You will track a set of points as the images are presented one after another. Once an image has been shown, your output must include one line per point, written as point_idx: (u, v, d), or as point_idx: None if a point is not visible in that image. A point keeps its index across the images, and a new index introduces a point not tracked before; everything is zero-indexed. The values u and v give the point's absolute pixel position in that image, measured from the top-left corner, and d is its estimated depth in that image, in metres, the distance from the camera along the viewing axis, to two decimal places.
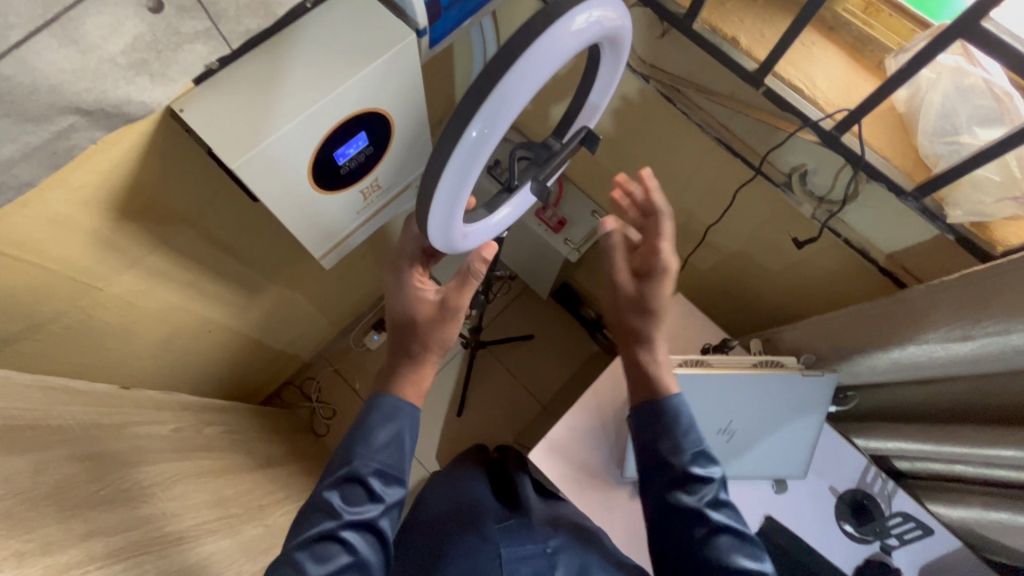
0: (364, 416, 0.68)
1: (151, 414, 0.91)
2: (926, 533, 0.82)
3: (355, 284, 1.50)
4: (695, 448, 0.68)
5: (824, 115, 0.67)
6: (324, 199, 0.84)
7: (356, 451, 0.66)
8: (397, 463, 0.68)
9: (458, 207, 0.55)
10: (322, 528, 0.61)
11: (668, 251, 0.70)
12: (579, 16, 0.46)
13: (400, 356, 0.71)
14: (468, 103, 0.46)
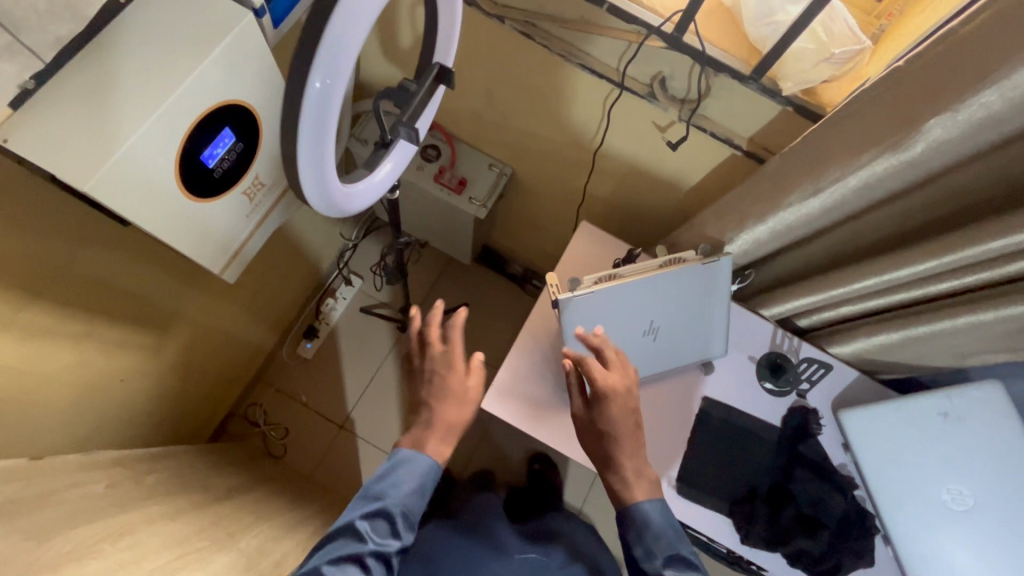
0: (399, 474, 0.82)
1: (77, 478, 0.85)
2: (828, 368, 0.95)
3: (271, 295, 1.45)
4: (669, 555, 0.79)
5: (663, 19, 0.74)
6: (206, 208, 0.80)
7: (387, 492, 0.81)
8: (415, 511, 0.83)
9: (329, 165, 0.55)
10: (353, 548, 0.75)
11: (608, 385, 0.79)
12: None
13: (433, 418, 0.84)
14: (309, 57, 0.46)
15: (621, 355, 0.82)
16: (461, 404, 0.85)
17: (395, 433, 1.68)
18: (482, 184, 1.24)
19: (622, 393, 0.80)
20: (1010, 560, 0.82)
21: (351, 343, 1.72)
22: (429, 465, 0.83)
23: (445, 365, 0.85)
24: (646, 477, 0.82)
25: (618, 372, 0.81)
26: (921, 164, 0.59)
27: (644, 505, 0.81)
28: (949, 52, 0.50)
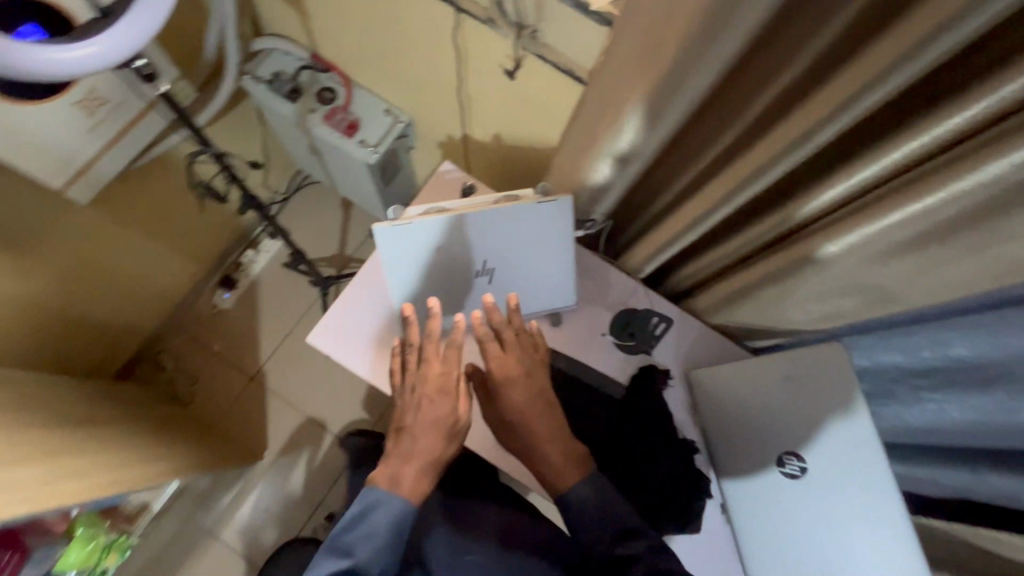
0: (367, 522, 0.78)
1: None
2: (668, 323, 0.91)
3: (175, 235, 1.44)
4: (613, 525, 0.78)
5: None
6: (20, 113, 0.79)
7: (357, 546, 0.77)
8: (392, 558, 0.80)
9: None
10: None
11: (496, 359, 0.82)
12: None
13: (412, 447, 0.81)
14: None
15: (521, 335, 0.84)
16: (449, 435, 0.82)
17: (309, 389, 1.65)
18: (374, 127, 1.21)
19: (519, 375, 0.83)
20: (833, 531, 0.79)
21: (271, 295, 1.71)
22: (402, 511, 0.78)
23: (432, 386, 0.81)
24: (561, 462, 0.80)
25: (514, 354, 0.83)
26: (690, 75, 0.55)
27: (575, 491, 0.79)
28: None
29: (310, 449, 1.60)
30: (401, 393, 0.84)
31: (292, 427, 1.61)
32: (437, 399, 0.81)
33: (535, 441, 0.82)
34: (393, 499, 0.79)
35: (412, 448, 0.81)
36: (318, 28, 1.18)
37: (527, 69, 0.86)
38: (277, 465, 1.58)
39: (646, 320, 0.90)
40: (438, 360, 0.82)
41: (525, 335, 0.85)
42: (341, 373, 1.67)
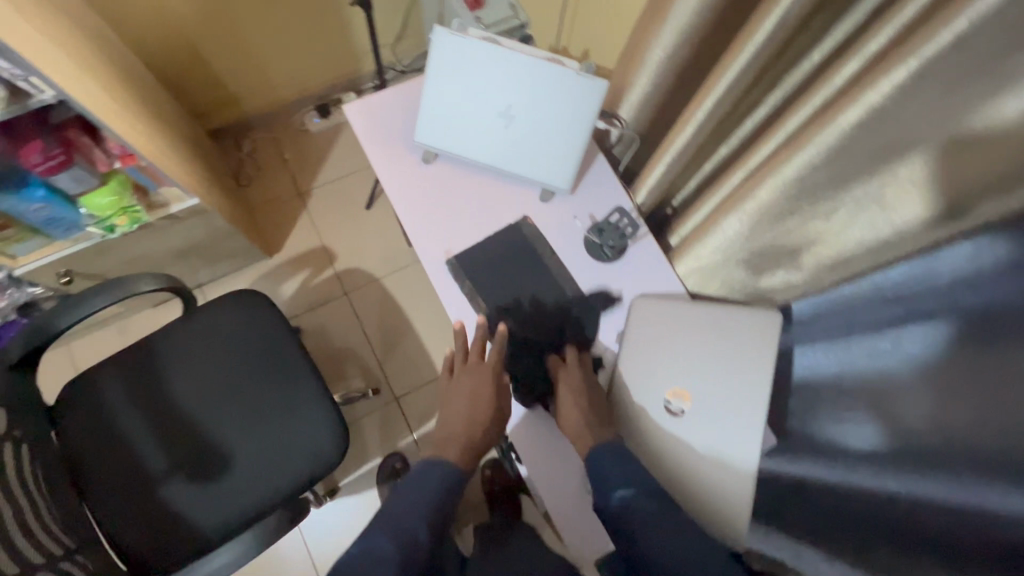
0: (433, 471, 0.77)
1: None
2: (632, 228, 0.93)
3: (303, 42, 1.64)
4: (611, 472, 0.75)
5: None
6: None
7: (419, 497, 0.74)
8: (446, 525, 0.75)
9: None
10: (387, 551, 0.67)
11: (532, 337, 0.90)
12: None
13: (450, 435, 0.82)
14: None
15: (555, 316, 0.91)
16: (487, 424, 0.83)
17: (337, 228, 1.80)
18: (493, 11, 1.33)
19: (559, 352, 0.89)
20: (684, 463, 0.82)
21: (350, 138, 1.88)
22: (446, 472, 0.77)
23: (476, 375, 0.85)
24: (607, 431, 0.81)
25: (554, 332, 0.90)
26: None
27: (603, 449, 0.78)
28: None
29: (310, 271, 1.75)
30: (452, 392, 0.85)
31: (306, 246, 1.77)
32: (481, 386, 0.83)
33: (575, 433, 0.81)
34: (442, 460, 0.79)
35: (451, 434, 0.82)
36: None
37: None
38: (277, 269, 1.74)
39: (609, 218, 0.94)
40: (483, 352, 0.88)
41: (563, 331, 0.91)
42: (368, 226, 1.81)
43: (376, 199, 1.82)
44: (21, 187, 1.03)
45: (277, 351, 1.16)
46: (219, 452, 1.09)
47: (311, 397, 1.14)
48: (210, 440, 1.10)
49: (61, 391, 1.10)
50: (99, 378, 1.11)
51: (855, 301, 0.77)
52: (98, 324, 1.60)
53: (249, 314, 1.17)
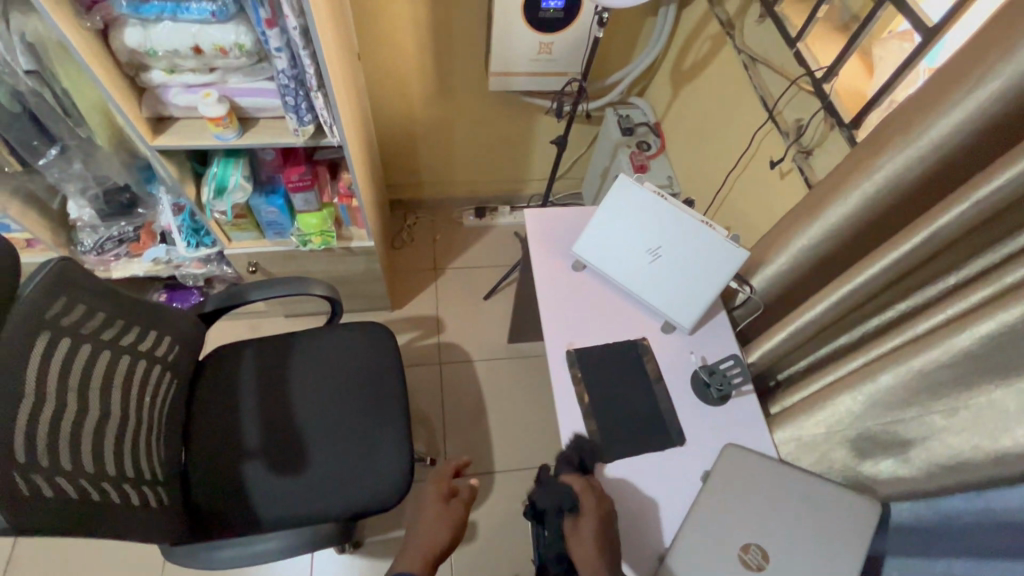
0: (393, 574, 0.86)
1: (361, 82, 1.47)
2: (745, 379, 1.01)
3: (489, 158, 2.02)
4: None
5: (818, 68, 1.01)
6: (521, 28, 1.40)
7: None
8: None
9: None
10: None
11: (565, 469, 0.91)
12: None
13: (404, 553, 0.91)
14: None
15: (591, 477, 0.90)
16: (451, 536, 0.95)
17: (454, 305, 2.02)
18: (653, 179, 1.60)
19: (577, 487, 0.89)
20: None
21: (492, 238, 2.18)
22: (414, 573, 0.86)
23: (436, 503, 0.99)
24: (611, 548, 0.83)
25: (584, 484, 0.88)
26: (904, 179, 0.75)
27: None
28: (942, 74, 0.69)
29: (418, 332, 1.94)
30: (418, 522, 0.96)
31: (423, 311, 1.99)
32: (434, 512, 0.97)
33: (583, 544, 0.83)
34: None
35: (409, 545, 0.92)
36: (663, 108, 1.68)
37: (784, 173, 1.12)
38: (393, 322, 1.95)
39: (720, 365, 1.01)
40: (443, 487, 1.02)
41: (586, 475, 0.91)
42: (480, 312, 2.01)
43: (494, 293, 2.04)
44: (267, 194, 1.32)
45: (382, 381, 1.29)
46: (303, 449, 1.19)
47: (395, 432, 1.23)
48: (299, 436, 1.21)
49: (213, 350, 1.30)
50: (243, 351, 1.30)
51: (964, 517, 0.74)
52: (240, 315, 1.87)
53: (375, 341, 1.33)
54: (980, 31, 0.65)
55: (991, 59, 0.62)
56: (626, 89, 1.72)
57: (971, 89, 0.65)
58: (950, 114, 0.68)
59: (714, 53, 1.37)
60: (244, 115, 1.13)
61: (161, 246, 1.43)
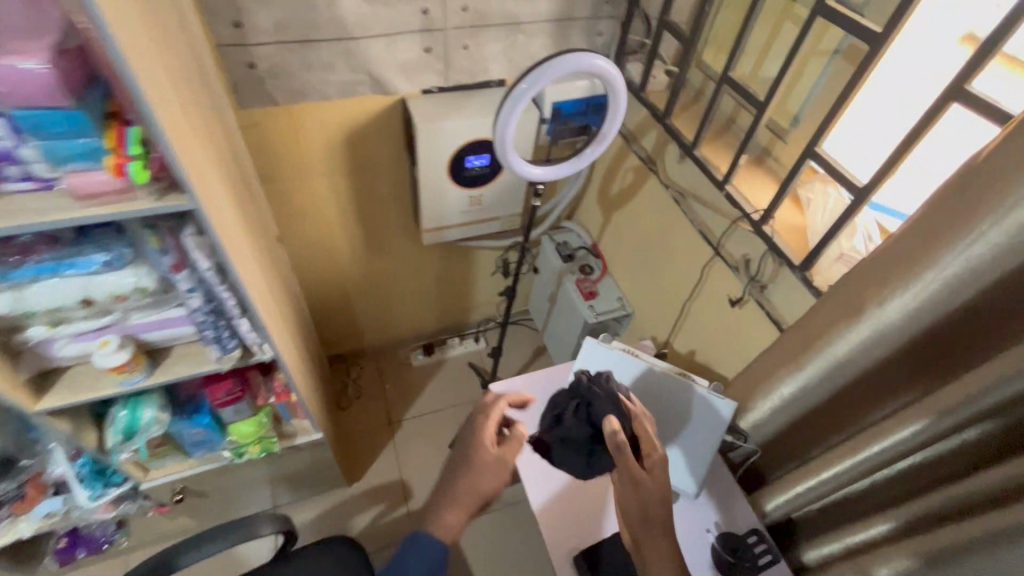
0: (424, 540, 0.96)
1: (284, 263, 1.34)
2: (774, 558, 0.93)
3: (430, 296, 1.94)
4: None
5: (754, 211, 1.05)
6: (449, 187, 1.37)
7: None
8: None
9: (511, 120, 0.89)
10: None
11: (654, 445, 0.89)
12: (598, 60, 0.83)
13: (454, 491, 0.98)
14: (532, 70, 0.84)
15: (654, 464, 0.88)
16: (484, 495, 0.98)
17: (419, 462, 1.83)
18: (605, 302, 1.57)
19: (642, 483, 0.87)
20: None
21: (446, 375, 2.05)
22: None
23: (487, 448, 1.00)
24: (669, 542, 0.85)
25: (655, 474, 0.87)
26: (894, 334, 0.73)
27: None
28: (898, 243, 0.70)
29: (385, 505, 1.73)
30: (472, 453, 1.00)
31: (385, 477, 1.78)
32: (484, 453, 1.00)
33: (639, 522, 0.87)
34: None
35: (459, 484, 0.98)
36: (597, 230, 1.70)
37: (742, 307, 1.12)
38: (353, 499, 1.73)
39: (746, 535, 0.95)
40: (495, 429, 1.03)
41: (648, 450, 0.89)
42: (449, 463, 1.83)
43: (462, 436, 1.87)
44: (190, 415, 1.14)
45: None
46: None
47: None
48: None
49: None
50: None
51: None
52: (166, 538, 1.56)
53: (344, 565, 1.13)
54: (929, 206, 0.66)
55: (956, 237, 0.62)
56: (558, 216, 1.74)
57: (937, 263, 0.65)
58: (921, 283, 0.67)
59: (640, 184, 1.41)
60: (151, 349, 0.97)
61: (57, 498, 1.17)
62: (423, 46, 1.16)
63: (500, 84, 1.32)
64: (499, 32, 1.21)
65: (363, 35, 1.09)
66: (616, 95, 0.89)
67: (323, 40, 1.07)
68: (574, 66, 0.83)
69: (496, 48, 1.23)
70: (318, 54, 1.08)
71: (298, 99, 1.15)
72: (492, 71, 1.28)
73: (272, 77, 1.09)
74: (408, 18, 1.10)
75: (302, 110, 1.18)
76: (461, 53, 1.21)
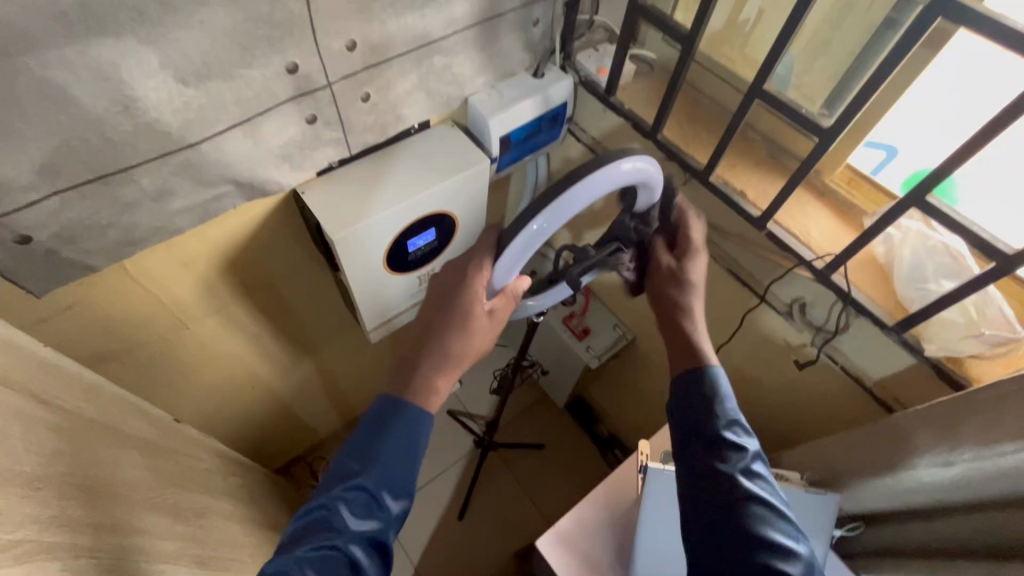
0: (388, 407, 0.70)
1: (193, 449, 0.95)
2: None
3: None
4: None
5: (815, 257, 0.82)
6: (389, 279, 1.00)
7: (372, 467, 0.67)
8: (406, 479, 0.69)
9: (518, 262, 0.70)
10: (326, 541, 0.62)
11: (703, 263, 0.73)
12: (628, 162, 0.65)
13: (429, 374, 0.72)
14: (539, 208, 0.65)
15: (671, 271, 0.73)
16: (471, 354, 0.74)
17: None
18: (603, 340, 1.31)
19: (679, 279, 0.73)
20: None
21: None
22: (434, 420, 0.71)
23: (479, 313, 0.71)
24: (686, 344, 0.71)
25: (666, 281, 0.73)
26: None
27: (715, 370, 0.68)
28: None
29: None
30: (452, 272, 0.73)
31: None
32: (472, 294, 0.70)
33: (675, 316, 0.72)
34: (316, 500, 0.66)
35: (442, 356, 0.72)
36: None
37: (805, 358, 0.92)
38: None
39: None
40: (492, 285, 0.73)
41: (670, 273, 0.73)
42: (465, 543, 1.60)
43: (487, 483, 1.63)
44: None
45: None
46: None
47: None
48: None
49: None
50: None
51: None
52: None
53: None
54: None
55: None
56: None
57: None
58: None
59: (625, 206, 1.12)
60: None
61: None
62: (303, 116, 0.75)
63: (423, 126, 0.93)
64: (409, 62, 0.81)
65: (202, 137, 0.66)
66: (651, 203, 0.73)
67: (140, 161, 0.64)
68: (598, 185, 0.64)
69: (409, 84, 0.83)
70: (137, 182, 0.65)
71: (131, 249, 0.72)
72: (410, 116, 0.88)
73: (71, 240, 0.65)
74: (268, 87, 0.68)
75: (140, 256, 0.75)
76: (361, 107, 0.81)
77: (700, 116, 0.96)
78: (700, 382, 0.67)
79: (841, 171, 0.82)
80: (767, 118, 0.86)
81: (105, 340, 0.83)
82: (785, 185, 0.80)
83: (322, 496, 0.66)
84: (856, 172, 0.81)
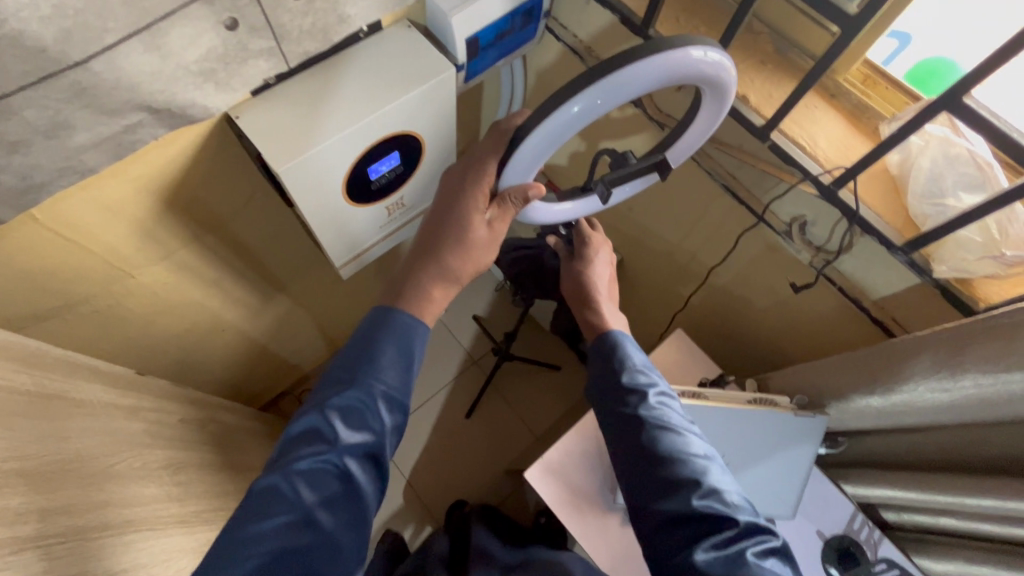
0: (383, 317, 0.66)
1: (161, 401, 0.90)
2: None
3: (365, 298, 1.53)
4: None
5: (822, 170, 0.73)
6: (352, 211, 0.90)
7: (363, 377, 0.63)
8: (404, 390, 0.65)
9: (544, 153, 0.61)
10: (315, 452, 0.59)
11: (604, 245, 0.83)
12: (701, 49, 0.54)
13: (425, 282, 0.69)
14: (587, 84, 0.53)
15: (582, 246, 0.82)
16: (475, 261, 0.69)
17: None
18: None
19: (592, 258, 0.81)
20: None
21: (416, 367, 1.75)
22: (427, 328, 0.68)
23: (476, 217, 0.67)
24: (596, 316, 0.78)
25: (579, 258, 0.82)
26: None
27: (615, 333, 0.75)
28: None
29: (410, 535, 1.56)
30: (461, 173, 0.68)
31: (394, 507, 1.52)
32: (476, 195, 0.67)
33: (583, 292, 0.80)
34: (306, 412, 0.62)
35: (440, 264, 0.68)
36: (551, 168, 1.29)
37: (801, 276, 0.86)
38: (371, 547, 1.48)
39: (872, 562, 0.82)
40: (492, 187, 0.67)
41: (587, 240, 0.82)
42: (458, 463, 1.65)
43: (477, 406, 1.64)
44: None
45: None
46: None
47: None
48: None
49: None
50: None
51: None
52: None
53: None
54: None
55: None
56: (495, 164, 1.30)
57: None
58: None
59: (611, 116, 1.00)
60: None
61: None
62: (220, 20, 0.61)
63: (373, 29, 0.78)
64: None
65: (89, 53, 0.53)
66: (714, 109, 0.62)
67: (14, 86, 0.51)
68: (662, 70, 0.53)
69: None
70: (18, 114, 0.53)
71: (35, 196, 0.61)
72: (356, 15, 0.74)
73: None
74: None
75: (50, 202, 0.64)
76: (293, 5, 0.66)
77: (700, 5, 0.82)
78: (606, 347, 0.74)
79: (857, 70, 0.72)
80: (778, 5, 0.74)
81: (37, 297, 0.74)
82: (795, 88, 0.69)
83: (312, 409, 0.62)
84: (876, 71, 0.71)
